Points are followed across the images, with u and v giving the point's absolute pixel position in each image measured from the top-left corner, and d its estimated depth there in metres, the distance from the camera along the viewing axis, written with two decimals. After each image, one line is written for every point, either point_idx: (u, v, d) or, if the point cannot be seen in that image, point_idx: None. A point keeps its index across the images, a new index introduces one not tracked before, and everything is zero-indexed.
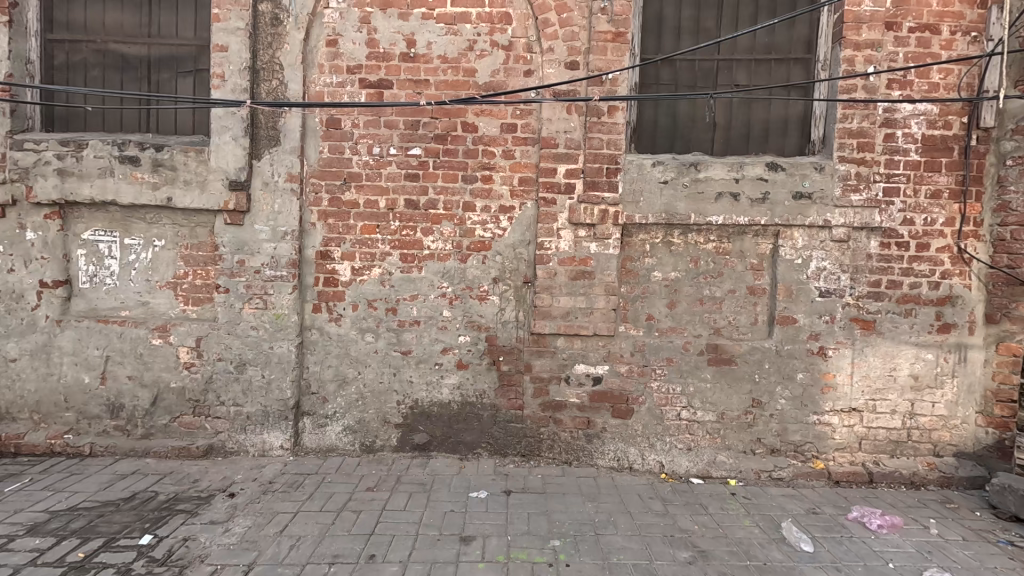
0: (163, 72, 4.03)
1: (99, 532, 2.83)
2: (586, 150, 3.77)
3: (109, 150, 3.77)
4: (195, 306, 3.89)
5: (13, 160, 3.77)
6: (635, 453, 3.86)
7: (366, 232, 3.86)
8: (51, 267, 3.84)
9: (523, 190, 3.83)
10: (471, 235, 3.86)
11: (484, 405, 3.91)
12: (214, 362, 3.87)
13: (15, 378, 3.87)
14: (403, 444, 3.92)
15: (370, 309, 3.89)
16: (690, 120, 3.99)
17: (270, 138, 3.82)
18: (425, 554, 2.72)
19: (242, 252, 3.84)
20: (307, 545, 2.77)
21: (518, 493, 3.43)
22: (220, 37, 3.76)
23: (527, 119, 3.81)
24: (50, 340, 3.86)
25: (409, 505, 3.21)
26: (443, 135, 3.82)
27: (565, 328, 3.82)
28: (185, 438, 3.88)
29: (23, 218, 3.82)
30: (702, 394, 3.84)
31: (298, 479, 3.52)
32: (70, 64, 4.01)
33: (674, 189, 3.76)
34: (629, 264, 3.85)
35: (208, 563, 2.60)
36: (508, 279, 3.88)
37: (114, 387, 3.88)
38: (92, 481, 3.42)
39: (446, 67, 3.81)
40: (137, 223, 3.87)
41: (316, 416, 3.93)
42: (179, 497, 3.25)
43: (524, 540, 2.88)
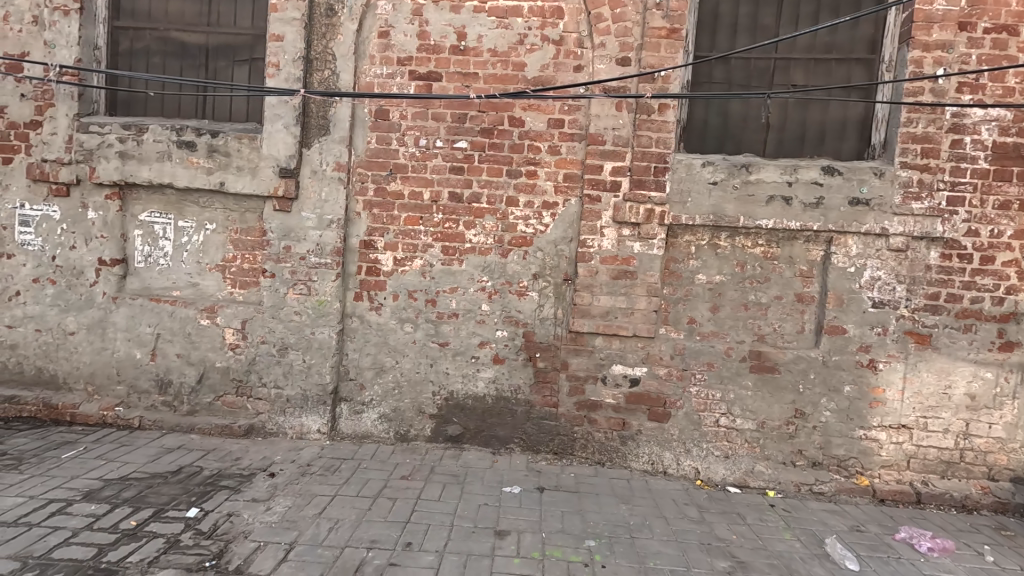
0: (220, 60, 4.13)
1: (149, 503, 2.94)
2: (634, 149, 3.72)
3: (167, 135, 3.90)
4: (242, 290, 3.99)
5: (79, 142, 3.94)
6: (670, 457, 3.80)
7: (409, 223, 3.90)
8: (110, 246, 4.00)
9: (568, 186, 3.80)
10: (513, 230, 3.85)
11: (519, 401, 3.91)
12: (257, 345, 3.97)
13: (72, 351, 4.05)
14: (437, 435, 3.96)
15: (410, 300, 3.92)
16: (742, 121, 3.89)
17: (321, 127, 3.88)
18: (460, 546, 2.74)
19: (289, 238, 3.92)
20: (345, 529, 2.81)
21: (551, 491, 3.42)
22: (277, 27, 3.84)
23: (574, 115, 3.78)
24: (106, 315, 4.02)
25: (443, 496, 3.24)
26: (489, 129, 3.82)
27: (603, 327, 3.78)
28: (227, 417, 4.00)
29: (85, 198, 3.99)
30: (742, 401, 3.75)
31: (335, 463, 3.58)
32: (133, 51, 4.16)
33: (723, 191, 3.67)
34: (672, 266, 3.78)
35: (252, 540, 2.67)
36: (548, 276, 3.85)
37: (163, 364, 4.02)
38: (141, 452, 3.56)
39: (495, 61, 3.81)
40: (191, 207, 3.99)
41: (352, 402, 3.99)
42: (222, 473, 3.35)
43: (558, 538, 2.87)
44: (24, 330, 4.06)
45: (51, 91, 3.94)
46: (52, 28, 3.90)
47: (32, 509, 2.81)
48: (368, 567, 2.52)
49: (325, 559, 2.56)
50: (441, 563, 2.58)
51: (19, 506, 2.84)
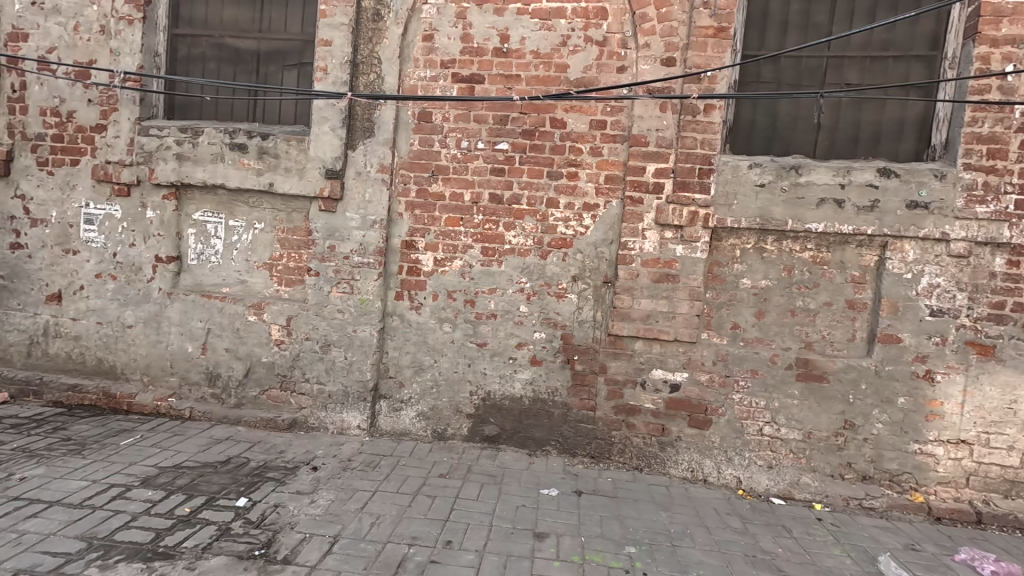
0: (271, 65, 4.27)
1: (201, 491, 3.06)
2: (678, 150, 3.66)
3: (221, 137, 4.06)
4: (288, 287, 4.11)
5: (140, 144, 4.14)
6: (711, 465, 3.73)
7: (450, 224, 3.94)
8: (166, 244, 4.19)
9: (609, 188, 3.77)
10: (553, 232, 3.84)
11: (556, 403, 3.89)
12: (301, 341, 4.08)
13: (129, 343, 4.26)
14: (474, 435, 3.98)
15: (450, 300, 3.96)
16: (792, 121, 3.78)
17: (366, 129, 3.96)
18: (499, 546, 2.74)
19: (333, 238, 4.02)
20: (386, 524, 2.86)
21: (589, 495, 3.39)
22: (325, 32, 3.95)
23: (617, 116, 3.75)
24: (161, 310, 4.21)
25: (481, 496, 3.25)
26: (531, 131, 3.82)
27: (643, 331, 3.74)
28: (272, 410, 4.12)
29: (145, 198, 4.19)
30: (788, 410, 3.64)
31: (375, 459, 3.65)
32: (191, 58, 4.35)
33: (770, 193, 3.58)
34: (716, 270, 3.70)
35: (298, 531, 2.74)
36: (588, 277, 3.83)
37: (213, 358, 4.17)
38: (192, 442, 3.71)
39: (537, 63, 3.81)
40: (241, 207, 4.14)
41: (391, 400, 4.06)
42: (268, 465, 3.46)
43: (598, 543, 2.85)
44: (86, 323, 4.29)
45: (115, 96, 4.15)
46: (118, 37, 4.12)
47: (95, 492, 2.96)
48: (410, 563, 2.55)
49: (368, 553, 2.61)
50: (482, 563, 2.59)
51: (84, 489, 3.00)
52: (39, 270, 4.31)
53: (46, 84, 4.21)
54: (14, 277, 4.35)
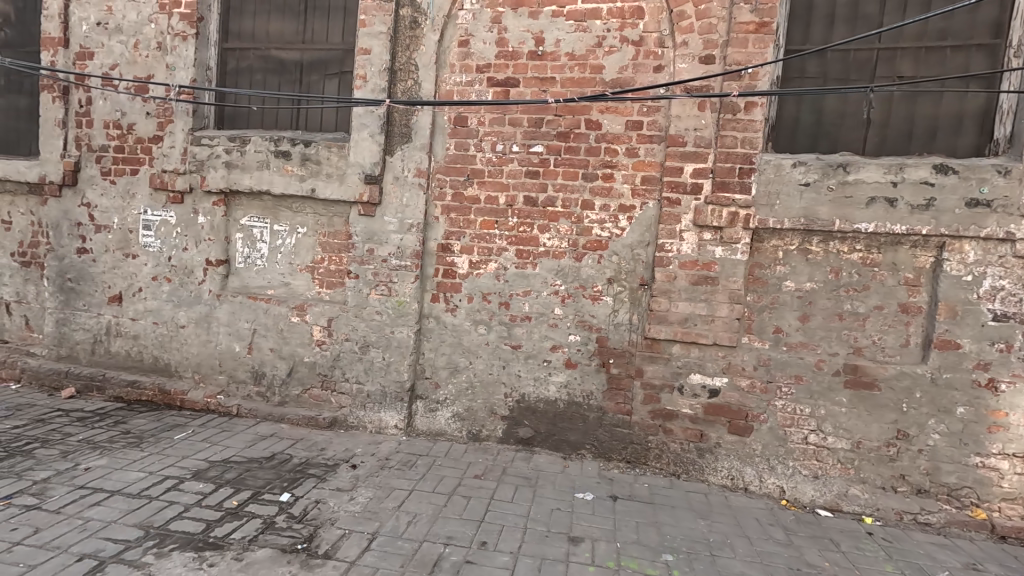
0: (313, 74, 4.41)
1: (248, 485, 3.19)
2: (717, 149, 3.58)
3: (266, 145, 4.23)
4: (329, 289, 4.23)
5: (193, 154, 4.36)
6: (752, 473, 3.62)
7: (485, 226, 3.97)
8: (216, 248, 4.39)
9: (646, 189, 3.72)
10: (588, 234, 3.82)
11: (591, 406, 3.86)
12: (341, 342, 4.20)
13: (182, 342, 4.48)
14: (508, 437, 4.00)
15: (484, 302, 3.99)
16: (839, 117, 3.63)
17: (403, 135, 4.05)
18: (534, 549, 2.74)
19: (372, 241, 4.12)
20: (423, 523, 2.90)
21: (624, 501, 3.35)
22: (365, 41, 4.06)
23: (653, 117, 3.70)
24: (211, 311, 4.42)
25: (516, 498, 3.26)
26: (566, 133, 3.81)
27: (681, 334, 3.66)
28: (314, 408, 4.26)
29: (196, 205, 4.41)
30: (835, 418, 3.49)
31: (412, 459, 3.72)
32: (239, 70, 4.55)
33: (816, 193, 3.45)
34: (757, 272, 3.59)
35: (338, 527, 2.82)
36: (624, 280, 3.78)
37: (258, 357, 4.35)
38: (239, 438, 3.87)
39: (573, 65, 3.80)
40: (285, 212, 4.29)
41: (428, 400, 4.12)
42: (310, 461, 3.57)
43: (634, 549, 2.81)
44: (144, 323, 4.55)
45: (170, 108, 4.39)
46: (173, 52, 4.37)
47: (152, 483, 3.13)
48: (445, 562, 2.58)
49: (404, 551, 2.65)
50: (516, 565, 2.60)
51: (141, 480, 3.17)
52: (102, 273, 4.60)
53: (109, 98, 4.50)
54: (80, 280, 4.65)
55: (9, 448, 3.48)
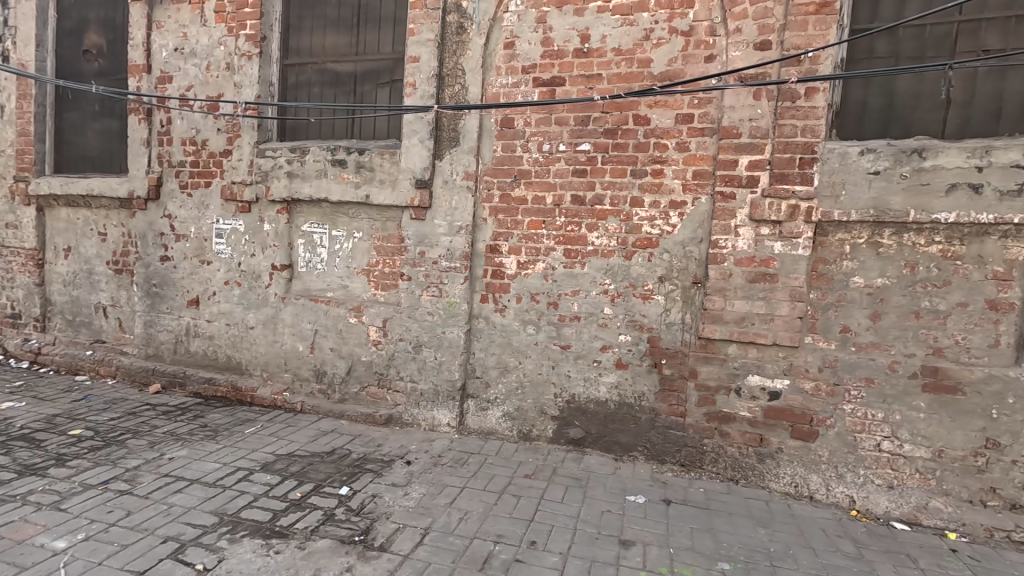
0: (366, 84, 4.58)
1: (311, 477, 3.37)
2: (774, 140, 3.41)
3: (324, 155, 4.44)
4: (383, 291, 4.39)
5: (258, 166, 4.65)
6: (818, 481, 3.42)
7: (533, 227, 3.98)
8: (280, 253, 4.66)
9: (698, 184, 3.60)
10: (637, 232, 3.74)
11: (643, 408, 3.79)
12: (396, 342, 4.34)
13: (252, 342, 4.79)
14: (559, 437, 4.00)
15: (533, 302, 4.00)
16: (913, 99, 3.35)
17: (452, 139, 4.13)
18: (584, 550, 2.73)
19: (423, 244, 4.23)
20: (473, 520, 2.96)
21: (679, 505, 3.26)
22: (414, 50, 4.17)
23: (705, 109, 3.58)
24: (277, 313, 4.69)
25: (566, 499, 3.25)
26: (613, 130, 3.76)
27: (738, 334, 3.51)
28: (371, 406, 4.43)
29: (263, 213, 4.70)
30: (912, 425, 3.24)
31: (464, 457, 3.79)
32: (298, 84, 4.80)
33: (887, 181, 3.21)
34: (821, 268, 3.38)
35: (393, 521, 2.93)
36: (675, 278, 3.68)
37: (320, 356, 4.58)
38: (303, 433, 4.10)
39: (620, 60, 3.73)
40: (343, 218, 4.49)
41: (479, 399, 4.18)
42: (367, 457, 3.73)
43: (688, 556, 2.73)
44: (218, 324, 4.90)
45: (238, 124, 4.71)
46: (240, 72, 4.68)
47: (226, 474, 3.38)
48: (495, 560, 2.61)
49: (455, 547, 2.71)
50: (566, 566, 2.60)
51: (217, 470, 3.43)
52: (182, 278, 5.00)
53: (186, 117, 4.88)
54: (163, 285, 5.08)
55: (106, 438, 3.86)
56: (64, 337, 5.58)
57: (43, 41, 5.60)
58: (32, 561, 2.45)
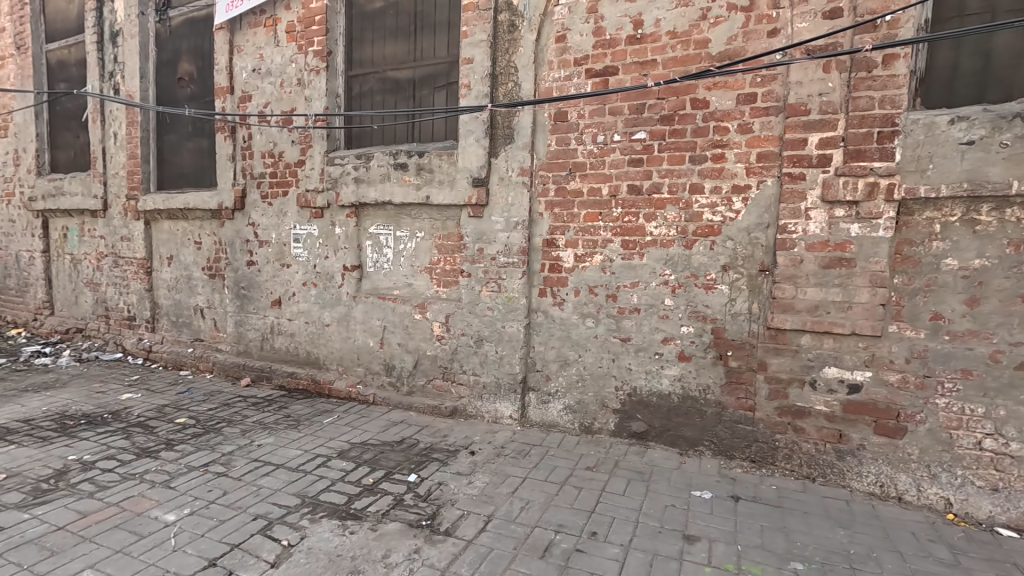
0: (424, 89, 4.73)
1: (382, 465, 3.58)
2: (848, 114, 3.17)
3: (387, 160, 4.66)
4: (445, 288, 4.54)
5: (329, 174, 4.96)
6: (908, 481, 3.17)
7: (590, 219, 3.96)
8: (350, 255, 4.95)
9: (763, 167, 3.43)
10: (698, 219, 3.62)
11: (708, 401, 3.68)
12: (459, 337, 4.49)
13: (328, 339, 5.13)
14: (621, 430, 3.96)
15: (592, 295, 3.98)
16: (1015, 57, 2.98)
17: (506, 136, 4.19)
18: (646, 544, 2.70)
19: (481, 241, 4.33)
20: (535, 510, 3.02)
21: (748, 502, 3.13)
22: (468, 51, 4.27)
23: (769, 86, 3.39)
24: (349, 311, 4.99)
25: (628, 492, 3.22)
26: (670, 116, 3.66)
27: (812, 324, 3.31)
28: (437, 398, 4.61)
29: (334, 218, 5.01)
30: (1020, 421, 2.91)
31: (526, 448, 3.85)
32: (362, 94, 5.05)
33: (983, 151, 2.90)
34: (907, 250, 3.11)
35: (458, 508, 3.05)
36: (741, 266, 3.53)
37: (389, 351, 4.82)
38: (375, 423, 4.34)
39: (675, 43, 3.62)
40: (406, 219, 4.69)
41: (540, 392, 4.23)
42: (434, 447, 3.89)
43: (757, 554, 2.63)
44: (298, 322, 5.29)
45: (310, 135, 5.04)
46: (310, 86, 5.02)
47: (306, 460, 3.67)
48: (556, 549, 2.65)
49: (517, 534, 2.78)
50: (627, 558, 2.59)
51: (299, 456, 3.73)
52: (266, 281, 5.44)
53: (264, 132, 5.30)
54: (250, 288, 5.56)
55: (205, 426, 4.30)
56: (170, 336, 6.25)
57: (146, 72, 6.28)
58: (148, 531, 2.79)
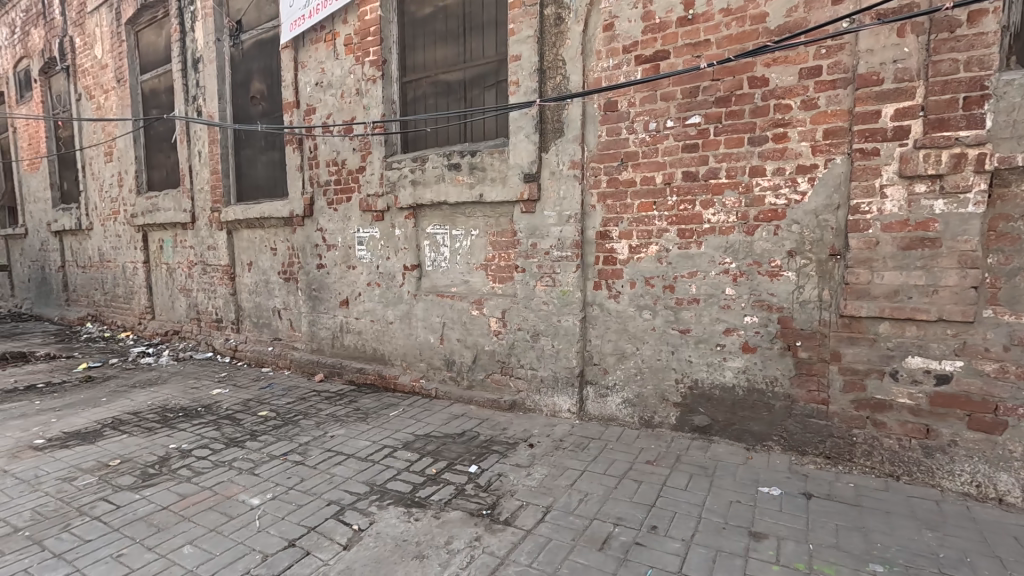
0: (475, 89, 4.82)
1: (444, 456, 3.71)
2: (928, 80, 2.91)
3: (441, 161, 4.80)
4: (501, 284, 4.61)
5: (387, 178, 5.17)
6: (1009, 481, 2.88)
7: (643, 209, 3.88)
8: (410, 255, 5.15)
9: (831, 144, 3.21)
10: (760, 204, 3.45)
11: (776, 394, 3.51)
12: (515, 331, 4.55)
13: (392, 336, 5.37)
14: (683, 424, 3.86)
15: (648, 287, 3.90)
16: None
17: (556, 130, 4.18)
18: (708, 540, 2.63)
19: (535, 236, 4.36)
20: (594, 502, 3.02)
21: (821, 500, 2.96)
22: (515, 49, 4.30)
23: (835, 58, 3.17)
24: (411, 309, 5.20)
25: (690, 487, 3.15)
26: (726, 97, 3.51)
27: (891, 311, 3.07)
28: (496, 392, 4.70)
29: (394, 220, 5.22)
30: None
31: (585, 441, 3.85)
32: (416, 99, 5.22)
33: None
34: (1002, 226, 2.81)
35: (517, 498, 3.10)
36: (808, 251, 3.33)
37: (449, 346, 4.97)
38: (438, 416, 4.50)
39: (729, 21, 3.47)
40: (461, 217, 4.80)
41: (598, 385, 4.20)
42: (494, 439, 3.98)
43: (830, 554, 2.49)
44: (365, 321, 5.57)
45: (369, 142, 5.28)
46: (368, 95, 5.25)
47: (374, 450, 3.87)
48: (615, 541, 2.65)
49: (576, 526, 2.80)
50: (688, 553, 2.54)
51: (367, 447, 3.94)
52: (335, 282, 5.76)
53: (328, 142, 5.61)
54: (321, 289, 5.91)
55: (284, 418, 4.64)
56: (252, 336, 6.77)
57: (223, 94, 6.82)
58: (237, 513, 3.07)
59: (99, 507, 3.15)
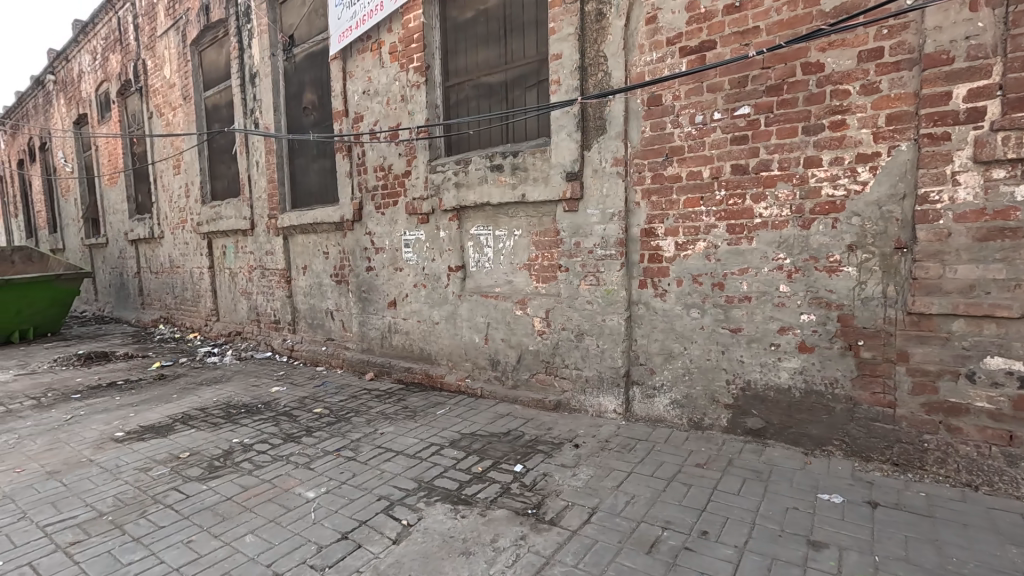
0: (516, 90, 4.84)
1: (490, 455, 3.75)
2: (1006, 56, 2.68)
3: (484, 163, 4.84)
4: (545, 284, 4.60)
5: (432, 181, 5.28)
6: None
7: (690, 205, 3.77)
8: (455, 256, 5.23)
9: (894, 130, 3.01)
10: (816, 196, 3.28)
11: (837, 396, 3.32)
12: (559, 331, 4.53)
13: (438, 335, 5.47)
14: (735, 427, 3.73)
15: (696, 285, 3.79)
16: None
17: (598, 127, 4.14)
18: (763, 547, 2.53)
19: (578, 235, 4.32)
20: (641, 504, 2.97)
21: (889, 509, 2.78)
22: (556, 47, 4.29)
23: (899, 38, 2.97)
24: (456, 309, 5.28)
25: (743, 492, 3.03)
26: (778, 85, 3.36)
27: (966, 308, 2.85)
28: (541, 391, 4.69)
29: (439, 222, 5.32)
30: None
31: (631, 443, 3.79)
32: (458, 102, 5.30)
33: None
34: None
35: (563, 499, 3.09)
36: (870, 244, 3.14)
37: (493, 346, 5.01)
38: (483, 415, 4.55)
39: (780, 6, 3.32)
40: (504, 218, 4.83)
41: (644, 385, 4.12)
42: (539, 439, 3.97)
43: (898, 567, 2.34)
44: (412, 321, 5.70)
45: (414, 146, 5.40)
46: (412, 100, 5.38)
47: (422, 448, 3.96)
48: (664, 545, 2.59)
49: (622, 528, 2.75)
50: (741, 560, 2.45)
51: (415, 444, 4.03)
52: (383, 284, 5.94)
53: (375, 148, 5.78)
54: (370, 291, 6.10)
55: (337, 416, 4.82)
56: (308, 336, 7.08)
57: (278, 106, 7.17)
58: (294, 505, 3.21)
59: (171, 496, 3.39)
